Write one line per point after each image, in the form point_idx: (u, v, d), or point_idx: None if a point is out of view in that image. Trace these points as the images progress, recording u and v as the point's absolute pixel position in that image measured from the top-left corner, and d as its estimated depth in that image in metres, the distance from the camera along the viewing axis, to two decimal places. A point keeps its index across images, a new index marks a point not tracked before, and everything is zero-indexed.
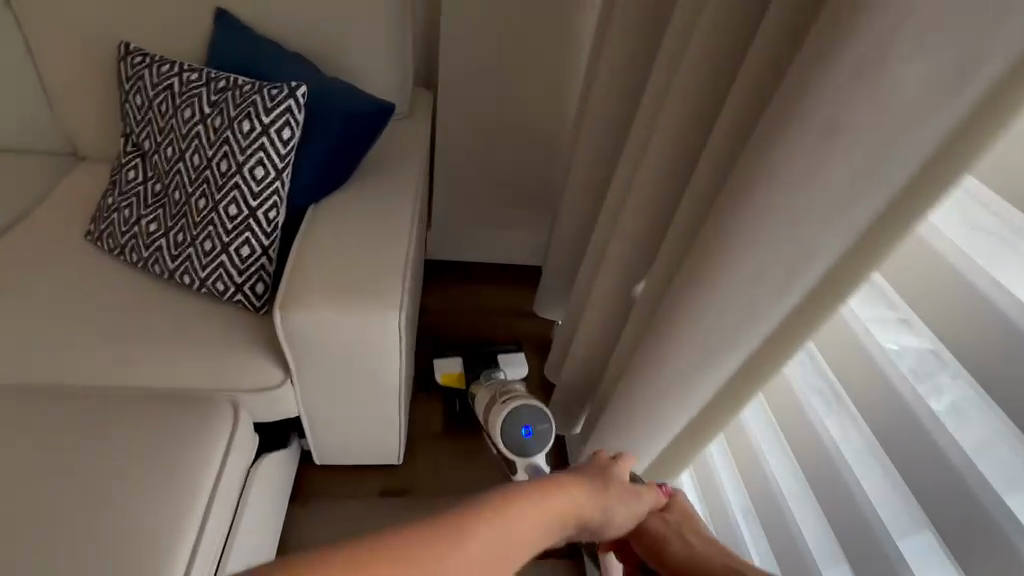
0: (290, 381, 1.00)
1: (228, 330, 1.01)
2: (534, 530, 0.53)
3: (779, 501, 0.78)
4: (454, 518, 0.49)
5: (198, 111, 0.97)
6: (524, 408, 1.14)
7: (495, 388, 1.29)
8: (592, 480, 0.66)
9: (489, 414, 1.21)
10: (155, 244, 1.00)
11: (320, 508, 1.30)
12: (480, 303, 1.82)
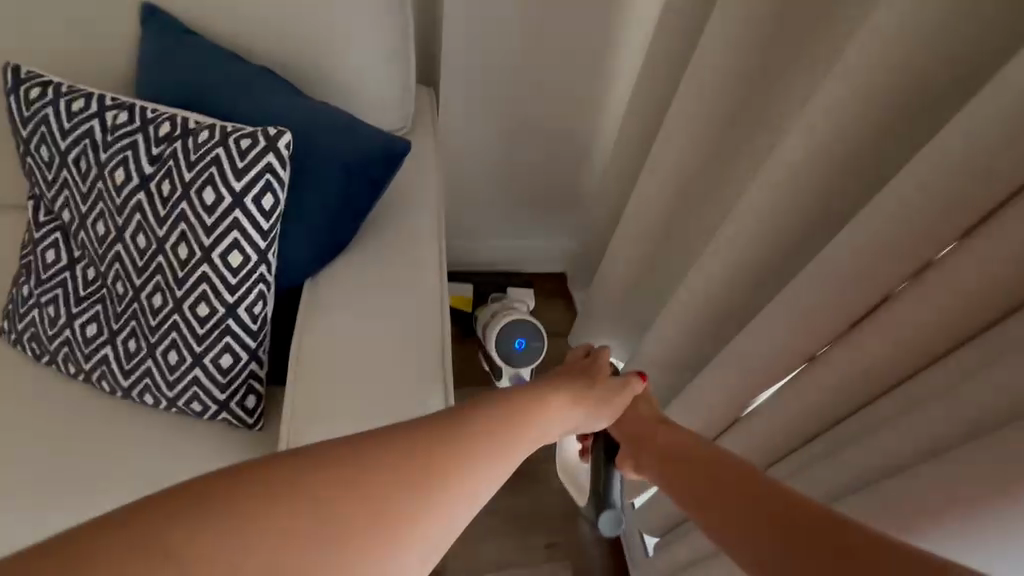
0: None
1: (216, 461, 0.76)
2: (494, 444, 0.48)
3: None
4: (389, 441, 0.45)
5: (138, 170, 0.69)
6: (519, 319, 1.12)
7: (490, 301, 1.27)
8: (574, 389, 0.60)
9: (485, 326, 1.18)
10: (97, 354, 0.73)
11: None
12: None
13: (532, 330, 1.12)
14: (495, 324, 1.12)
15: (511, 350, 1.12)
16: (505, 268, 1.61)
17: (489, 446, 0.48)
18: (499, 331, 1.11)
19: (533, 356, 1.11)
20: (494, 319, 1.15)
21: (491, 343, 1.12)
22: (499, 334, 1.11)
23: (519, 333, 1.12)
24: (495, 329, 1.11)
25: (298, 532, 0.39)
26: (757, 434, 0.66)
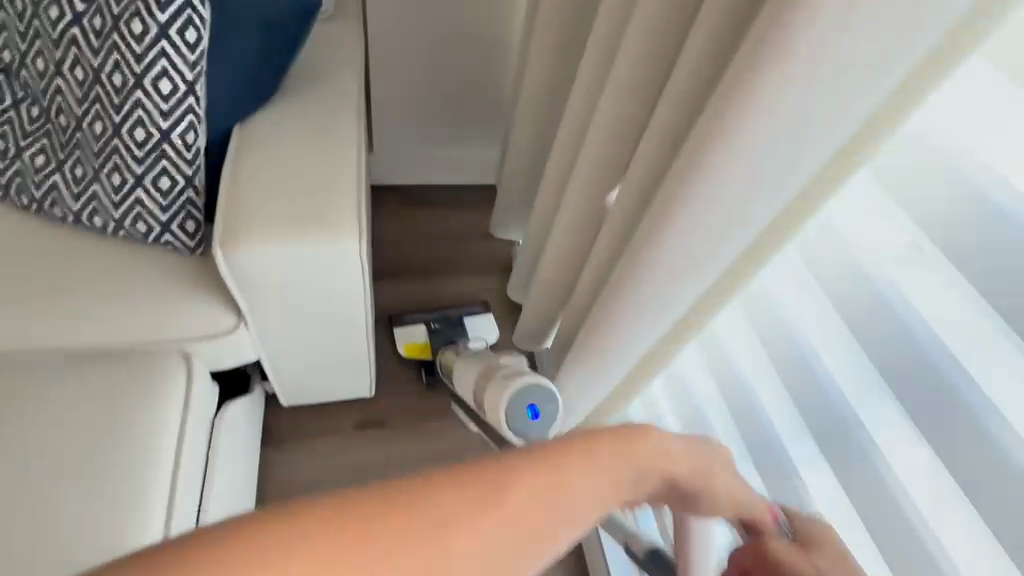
0: (244, 325, 0.92)
1: (166, 278, 0.89)
2: (571, 509, 0.36)
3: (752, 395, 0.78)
4: (449, 494, 0.33)
5: (69, 9, 0.78)
6: (534, 386, 0.97)
7: (484, 358, 1.18)
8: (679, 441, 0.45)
9: (490, 401, 1.03)
10: (48, 181, 0.84)
11: (296, 447, 1.27)
12: (437, 227, 1.70)
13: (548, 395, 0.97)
14: (506, 390, 0.99)
15: (525, 425, 0.98)
16: (441, 173, 1.76)
17: (568, 510, 0.36)
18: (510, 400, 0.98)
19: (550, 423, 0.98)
20: (501, 387, 1.00)
21: (503, 418, 0.98)
22: (510, 403, 0.98)
23: (530, 401, 0.98)
24: (505, 400, 0.98)
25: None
26: (605, 226, 0.86)
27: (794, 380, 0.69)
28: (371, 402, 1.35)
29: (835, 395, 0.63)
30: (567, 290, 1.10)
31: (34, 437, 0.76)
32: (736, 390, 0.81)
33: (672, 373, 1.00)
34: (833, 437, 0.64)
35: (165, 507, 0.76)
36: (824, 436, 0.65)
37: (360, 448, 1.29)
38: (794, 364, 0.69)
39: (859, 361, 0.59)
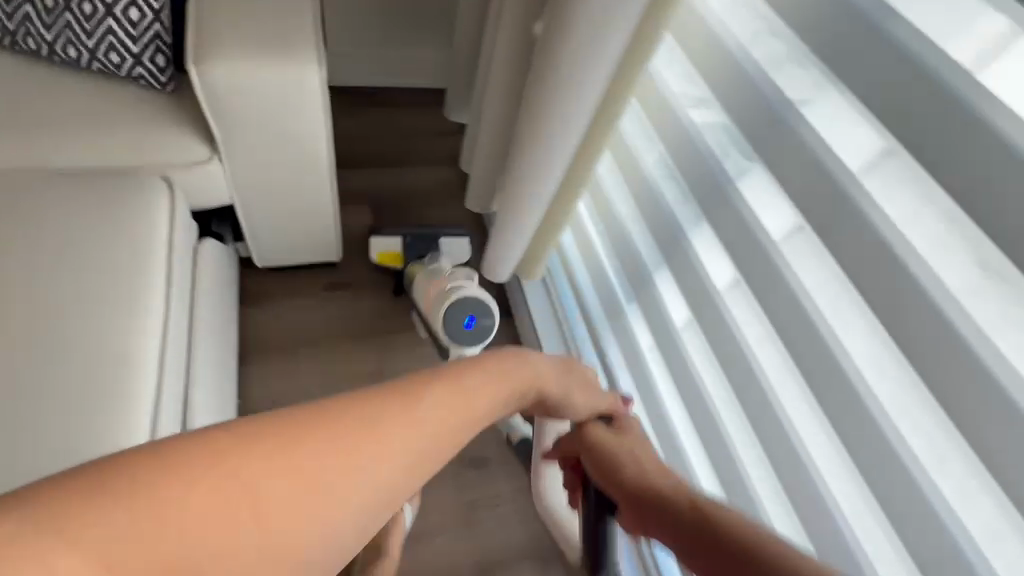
0: (217, 158, 1.02)
1: (138, 109, 0.97)
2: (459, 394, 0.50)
3: (652, 184, 0.95)
4: (364, 408, 0.44)
5: None
6: (473, 298, 1.10)
7: (428, 278, 1.18)
8: (524, 371, 0.57)
9: (434, 297, 1.14)
10: (24, 13, 0.92)
11: (266, 310, 1.29)
12: (392, 121, 1.70)
13: (483, 308, 1.10)
14: (441, 306, 1.10)
15: (459, 332, 1.09)
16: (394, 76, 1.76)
17: (465, 401, 0.50)
18: (445, 313, 1.09)
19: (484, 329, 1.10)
20: (445, 296, 1.11)
21: (440, 324, 1.10)
22: (448, 311, 1.09)
23: (468, 312, 1.09)
24: (442, 308, 1.09)
25: (295, 482, 0.39)
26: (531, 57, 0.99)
27: (681, 158, 0.87)
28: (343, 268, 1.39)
29: (700, 148, 0.83)
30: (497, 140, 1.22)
31: (37, 237, 0.87)
32: (642, 183, 0.99)
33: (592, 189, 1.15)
34: (704, 189, 0.83)
35: (166, 288, 0.88)
36: (702, 195, 0.83)
37: (338, 304, 1.32)
38: (682, 146, 0.87)
39: (714, 117, 0.81)
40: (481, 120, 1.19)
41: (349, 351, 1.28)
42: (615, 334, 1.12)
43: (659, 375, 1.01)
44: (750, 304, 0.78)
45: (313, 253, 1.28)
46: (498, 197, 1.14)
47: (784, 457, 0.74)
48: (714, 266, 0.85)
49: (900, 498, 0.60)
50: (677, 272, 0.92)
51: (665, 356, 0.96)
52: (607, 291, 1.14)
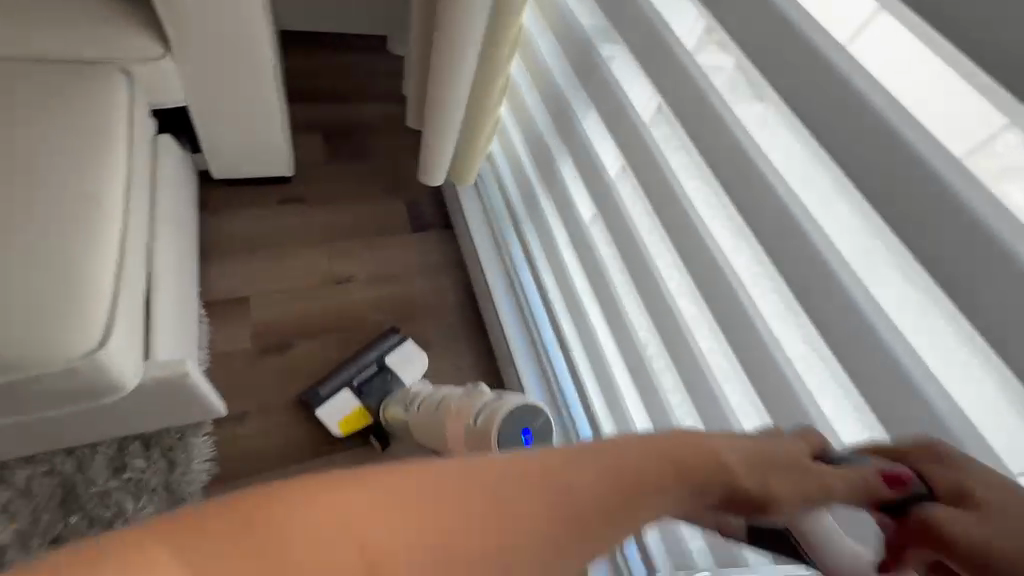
0: (170, 58, 1.12)
1: (95, 11, 1.06)
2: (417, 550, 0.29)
3: (554, 86, 1.12)
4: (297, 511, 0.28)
5: None
6: (519, 409, 0.90)
7: (436, 410, 1.02)
8: (566, 489, 0.33)
9: (470, 442, 0.92)
10: None
11: (229, 214, 1.43)
12: (371, 70, 1.82)
13: (529, 411, 0.91)
14: (493, 432, 0.88)
15: (518, 446, 0.89)
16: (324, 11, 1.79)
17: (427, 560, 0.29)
18: (497, 438, 0.87)
19: (542, 437, 0.92)
20: (486, 432, 0.89)
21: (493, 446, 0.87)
22: (500, 436, 0.88)
23: (522, 423, 0.90)
24: (494, 438, 0.87)
25: None
26: None
27: (586, 70, 0.98)
28: (293, 183, 1.53)
29: (592, 53, 0.96)
30: (427, 43, 1.25)
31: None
32: (547, 85, 1.14)
33: (511, 96, 1.30)
34: (595, 85, 0.96)
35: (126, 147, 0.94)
36: (597, 96, 0.96)
37: (292, 215, 1.48)
38: (583, 57, 0.99)
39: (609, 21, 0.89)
40: (416, 24, 1.22)
41: (302, 254, 1.43)
42: (536, 228, 1.29)
43: (573, 269, 1.18)
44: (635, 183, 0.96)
45: (271, 162, 1.42)
46: (434, 97, 1.20)
47: (655, 304, 0.90)
48: (606, 156, 1.01)
49: (726, 310, 0.74)
50: (582, 171, 1.06)
51: (575, 248, 1.12)
52: (524, 191, 1.32)
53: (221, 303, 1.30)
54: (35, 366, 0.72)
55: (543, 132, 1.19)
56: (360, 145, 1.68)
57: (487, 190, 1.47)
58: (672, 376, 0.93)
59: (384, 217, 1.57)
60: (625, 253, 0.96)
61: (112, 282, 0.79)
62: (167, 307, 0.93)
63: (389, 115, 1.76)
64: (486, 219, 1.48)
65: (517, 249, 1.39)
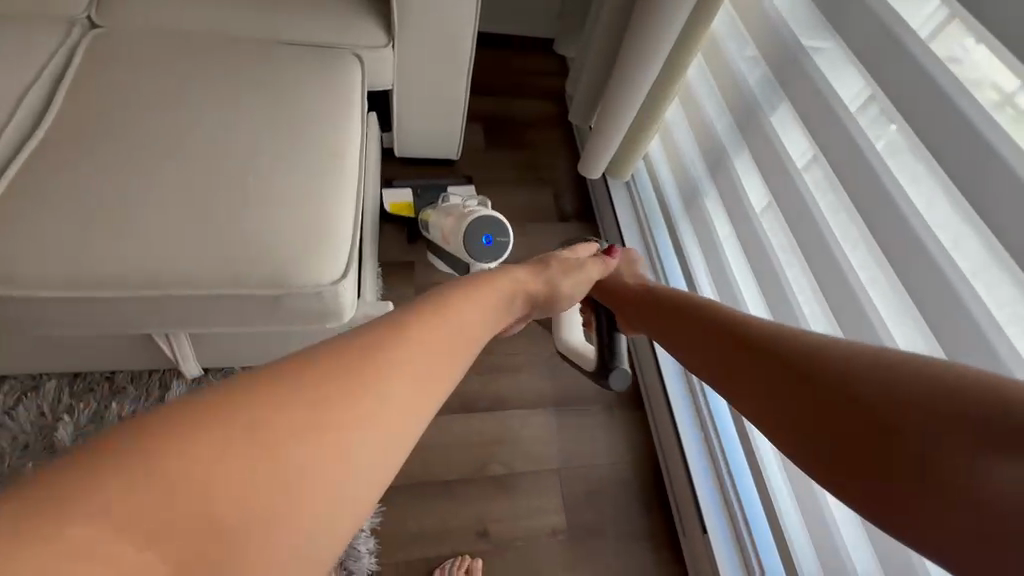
0: (390, 47, 1.27)
1: (343, 5, 1.24)
2: (395, 366, 0.50)
3: (741, 85, 1.14)
4: (258, 388, 0.44)
5: None
6: (490, 219, 1.28)
7: (443, 213, 1.37)
8: (483, 309, 0.65)
9: (452, 231, 1.31)
10: None
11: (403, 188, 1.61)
12: (528, 69, 1.94)
13: (499, 227, 1.28)
14: (464, 225, 1.28)
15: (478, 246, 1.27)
16: (496, 12, 1.92)
17: (404, 376, 0.50)
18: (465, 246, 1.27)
19: (500, 248, 1.28)
20: (462, 223, 1.29)
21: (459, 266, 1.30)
22: (468, 230, 1.27)
23: (485, 230, 1.28)
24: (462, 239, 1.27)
25: (309, 441, 0.43)
26: None
27: (786, 65, 1.00)
28: (457, 165, 1.69)
29: (799, 52, 0.97)
30: (612, 43, 1.33)
31: (262, 66, 1.08)
32: (733, 84, 1.16)
33: (683, 94, 1.34)
34: (795, 83, 0.98)
35: (359, 116, 1.10)
36: (797, 92, 0.97)
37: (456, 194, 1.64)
38: (784, 53, 1.01)
39: (830, 22, 0.90)
40: (606, 24, 1.30)
41: None
42: (697, 229, 1.33)
43: (735, 265, 1.21)
44: (825, 171, 0.95)
45: (446, 144, 1.57)
46: (617, 93, 1.26)
47: (842, 299, 0.90)
48: (795, 148, 1.02)
49: (939, 319, 0.75)
50: (762, 163, 1.07)
51: (743, 242, 1.14)
52: (686, 189, 1.36)
53: (395, 263, 1.48)
54: (295, 287, 0.85)
55: (720, 133, 1.21)
56: (516, 136, 1.81)
57: (641, 186, 1.53)
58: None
59: (534, 202, 1.68)
60: (807, 248, 0.96)
61: (353, 221, 0.93)
62: (368, 256, 1.08)
63: (543, 110, 1.87)
64: (635, 212, 1.54)
65: (666, 244, 1.44)
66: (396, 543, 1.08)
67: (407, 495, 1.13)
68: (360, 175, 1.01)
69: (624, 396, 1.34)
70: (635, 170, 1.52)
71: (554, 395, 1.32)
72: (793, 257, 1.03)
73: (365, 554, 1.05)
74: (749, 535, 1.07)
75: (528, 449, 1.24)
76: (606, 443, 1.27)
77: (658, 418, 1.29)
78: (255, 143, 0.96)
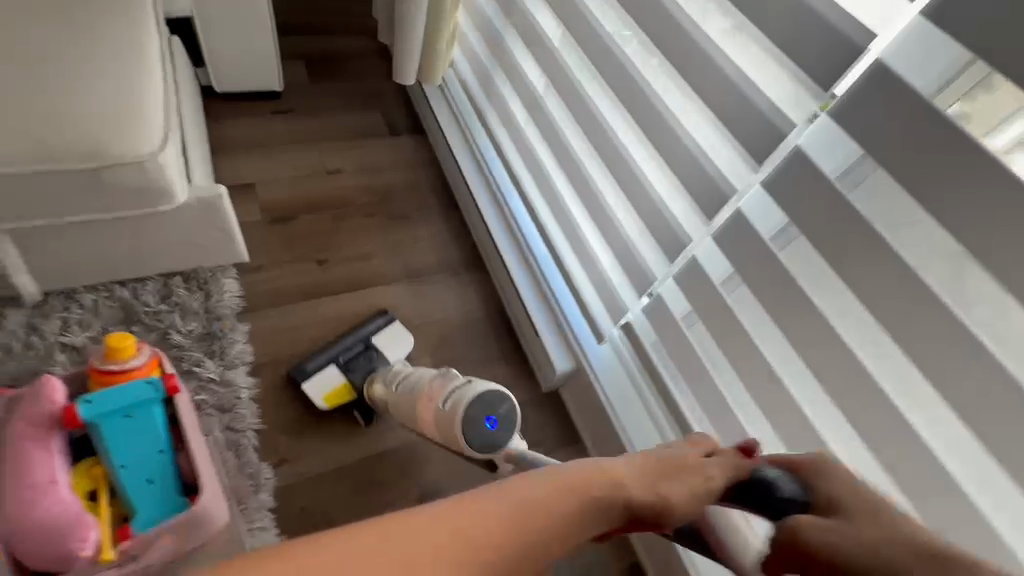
0: None
1: None
2: (455, 532, 0.39)
3: None
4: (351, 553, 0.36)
5: None
6: (491, 394, 0.98)
7: (409, 395, 1.10)
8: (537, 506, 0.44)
9: (439, 422, 1.01)
10: None
11: (230, 121, 1.66)
12: (337, 8, 2.05)
13: (499, 397, 0.99)
14: (456, 418, 0.98)
15: (484, 434, 0.97)
16: None
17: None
18: (465, 414, 0.97)
19: (508, 426, 0.99)
20: (450, 416, 0.98)
21: (459, 432, 0.97)
22: (467, 416, 0.97)
23: (487, 410, 0.98)
24: (460, 417, 0.97)
25: None
26: None
27: None
28: (283, 98, 1.76)
29: None
30: None
31: None
32: None
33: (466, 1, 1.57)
34: None
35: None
36: None
37: (286, 123, 1.72)
38: None
39: None
40: None
41: (298, 153, 1.67)
42: (495, 106, 1.53)
43: (530, 133, 1.40)
44: (562, 32, 1.19)
45: (265, 73, 1.65)
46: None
47: (586, 119, 1.13)
48: (543, 20, 1.25)
49: (632, 100, 0.99)
50: (527, 38, 1.30)
51: (526, 106, 1.36)
52: (483, 78, 1.56)
53: (233, 187, 1.53)
54: (110, 161, 0.93)
55: (490, 15, 1.46)
56: (339, 69, 1.92)
57: (453, 91, 1.71)
58: (597, 165, 1.17)
59: (364, 123, 1.81)
60: (561, 90, 1.19)
61: (158, 98, 0.99)
62: (192, 143, 1.16)
63: (361, 45, 2.00)
64: (451, 112, 1.71)
65: (479, 134, 1.61)
66: (277, 404, 1.21)
67: (280, 367, 1.25)
68: (158, 54, 1.04)
69: (469, 261, 1.57)
70: (445, 76, 1.72)
71: (407, 271, 1.51)
72: (554, 97, 1.27)
73: (249, 415, 1.16)
74: (571, 329, 1.31)
75: (389, 315, 1.42)
76: (457, 299, 1.49)
77: (496, 272, 1.51)
78: (34, 30, 0.96)
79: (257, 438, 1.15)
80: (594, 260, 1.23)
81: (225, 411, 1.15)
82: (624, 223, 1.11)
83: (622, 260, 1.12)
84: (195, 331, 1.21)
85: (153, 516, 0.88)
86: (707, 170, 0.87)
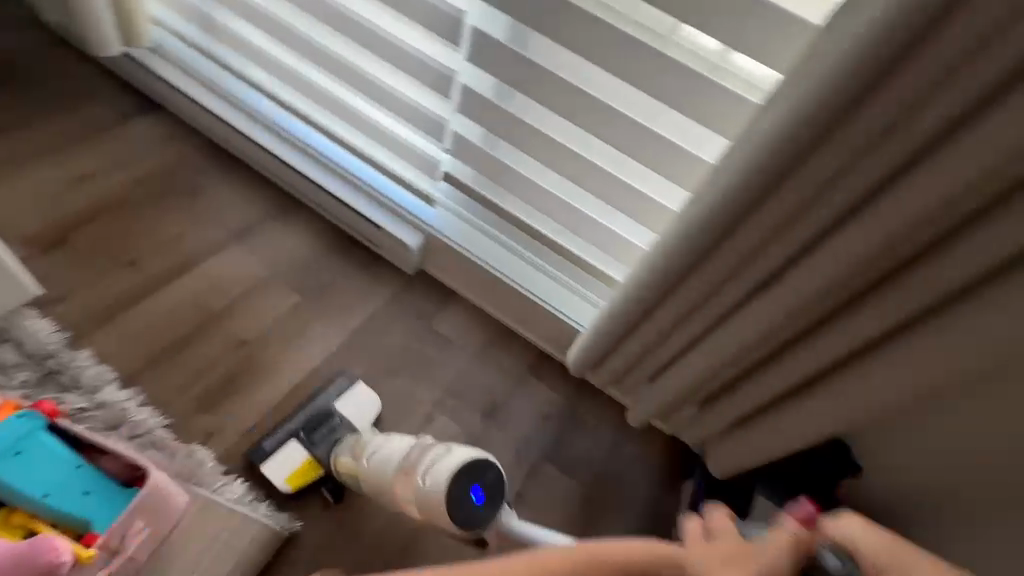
0: None
1: None
2: None
3: None
4: None
5: None
6: (474, 462, 0.94)
7: (383, 471, 1.07)
8: None
9: (420, 502, 0.95)
10: None
11: None
12: None
13: (484, 467, 0.95)
14: (438, 490, 0.92)
15: (471, 509, 0.93)
16: None
17: None
18: (448, 487, 0.92)
19: (493, 494, 0.96)
20: (432, 490, 0.92)
21: (446, 512, 0.92)
22: (447, 490, 0.92)
23: (471, 481, 0.93)
24: (443, 492, 0.91)
25: None
26: None
27: None
28: None
29: None
30: None
31: None
32: None
33: None
34: None
35: None
36: None
37: None
38: None
39: None
40: None
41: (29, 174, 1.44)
42: (224, 42, 1.44)
43: (272, 49, 1.37)
44: None
45: None
46: None
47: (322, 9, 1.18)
48: None
49: None
50: None
51: (257, 23, 1.32)
52: (196, 19, 1.45)
53: None
54: None
55: None
56: (13, 69, 1.60)
57: (170, 48, 1.56)
58: (353, 49, 1.24)
59: (86, 116, 1.58)
60: None
61: None
62: None
63: (24, 32, 1.66)
64: (180, 70, 1.57)
65: (225, 80, 1.53)
66: (170, 399, 1.25)
67: (151, 366, 1.27)
68: None
69: (284, 201, 1.56)
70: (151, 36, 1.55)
71: (229, 234, 1.48)
72: (284, 4, 1.27)
73: (149, 417, 1.20)
74: (406, 210, 1.45)
75: (238, 278, 1.42)
76: (295, 237, 1.52)
77: (313, 196, 1.51)
78: None
79: (169, 430, 1.21)
80: (393, 135, 1.32)
81: (119, 424, 1.18)
82: (407, 92, 1.23)
83: (417, 122, 1.24)
84: (31, 378, 1.16)
85: (110, 514, 0.88)
86: (442, 9, 1.04)
